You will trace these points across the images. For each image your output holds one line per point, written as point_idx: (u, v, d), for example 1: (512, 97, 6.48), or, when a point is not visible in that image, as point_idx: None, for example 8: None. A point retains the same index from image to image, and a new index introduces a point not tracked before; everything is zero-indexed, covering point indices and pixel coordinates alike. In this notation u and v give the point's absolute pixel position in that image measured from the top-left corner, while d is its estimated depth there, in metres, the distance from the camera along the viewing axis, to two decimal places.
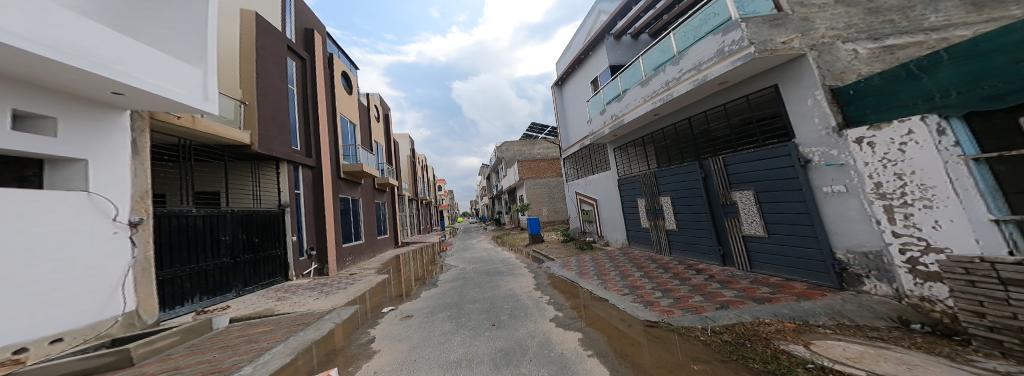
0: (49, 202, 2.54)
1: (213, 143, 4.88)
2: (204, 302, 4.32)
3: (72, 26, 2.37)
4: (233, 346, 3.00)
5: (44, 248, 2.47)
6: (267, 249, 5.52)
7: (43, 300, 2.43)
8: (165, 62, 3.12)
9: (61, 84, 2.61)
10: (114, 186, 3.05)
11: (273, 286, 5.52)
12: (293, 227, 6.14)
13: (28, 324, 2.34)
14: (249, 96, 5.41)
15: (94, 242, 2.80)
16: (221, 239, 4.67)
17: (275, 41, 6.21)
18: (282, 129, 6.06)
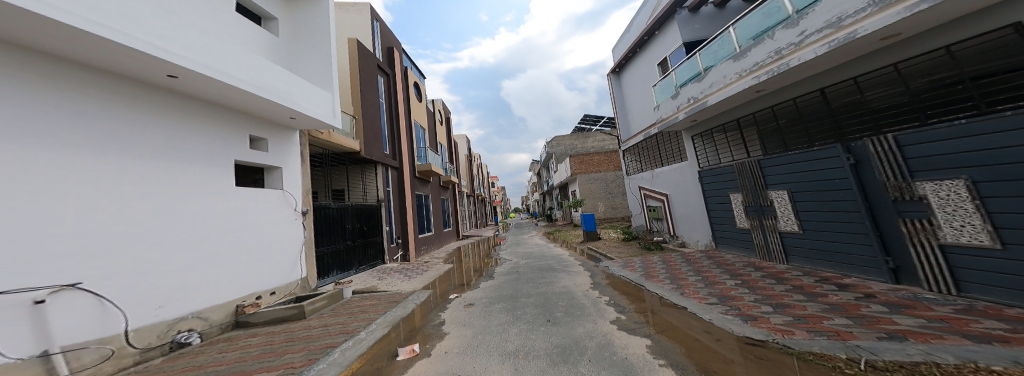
0: (263, 198, 3.86)
1: (342, 152, 6.33)
2: (339, 275, 5.65)
3: (276, 76, 3.63)
4: (355, 313, 3.83)
5: (259, 229, 3.77)
6: (373, 236, 6.81)
7: (258, 261, 3.71)
8: (309, 89, 4.18)
9: (263, 115, 3.91)
10: (292, 184, 4.38)
11: (376, 267, 6.76)
12: (386, 219, 7.30)
13: (249, 276, 3.57)
14: (356, 110, 6.68)
15: (282, 226, 4.12)
16: (348, 226, 5.99)
17: (369, 61, 7.41)
18: (376, 137, 7.23)
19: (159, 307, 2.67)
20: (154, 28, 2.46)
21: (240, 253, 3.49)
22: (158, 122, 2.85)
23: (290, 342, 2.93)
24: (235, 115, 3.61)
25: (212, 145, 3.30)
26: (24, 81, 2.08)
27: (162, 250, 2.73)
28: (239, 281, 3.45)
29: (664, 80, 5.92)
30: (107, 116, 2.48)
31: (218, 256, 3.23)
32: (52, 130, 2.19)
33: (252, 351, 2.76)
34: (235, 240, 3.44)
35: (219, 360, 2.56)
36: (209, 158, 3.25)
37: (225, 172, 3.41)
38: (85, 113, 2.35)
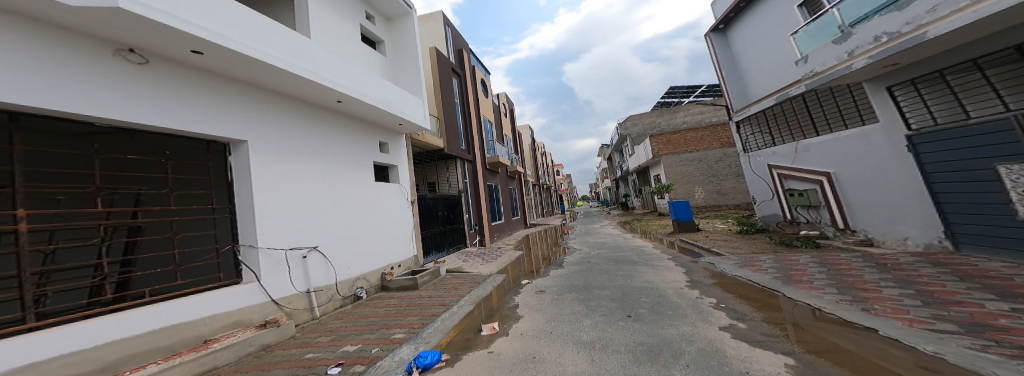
0: (388, 191, 5.17)
1: (436, 153, 7.55)
2: (436, 255, 6.60)
3: (393, 91, 4.76)
4: (452, 288, 4.61)
5: (387, 215, 5.05)
6: (457, 222, 7.62)
7: (388, 238, 5.01)
8: (406, 98, 5.15)
9: (384, 124, 5.20)
10: (403, 178, 5.70)
11: (461, 250, 7.54)
12: (466, 207, 8.01)
13: (380, 250, 4.76)
14: (439, 111, 7.50)
15: (398, 211, 5.41)
16: (439, 214, 6.92)
17: (444, 64, 8.08)
18: (453, 133, 7.89)
19: (349, 267, 4.10)
20: (299, 53, 3.21)
21: (376, 232, 4.71)
22: (336, 138, 4.24)
23: (407, 308, 3.85)
24: (365, 127, 4.89)
25: (354, 151, 4.56)
26: (288, 121, 3.53)
27: (316, 231, 3.66)
28: (377, 252, 4.69)
29: (823, 17, 4.29)
30: (306, 136, 3.77)
31: (365, 233, 4.49)
32: (298, 150, 3.60)
33: (386, 311, 3.76)
34: (375, 221, 4.75)
35: (376, 312, 3.66)
36: (357, 160, 4.56)
37: (359, 171, 4.57)
38: (294, 134, 3.60)
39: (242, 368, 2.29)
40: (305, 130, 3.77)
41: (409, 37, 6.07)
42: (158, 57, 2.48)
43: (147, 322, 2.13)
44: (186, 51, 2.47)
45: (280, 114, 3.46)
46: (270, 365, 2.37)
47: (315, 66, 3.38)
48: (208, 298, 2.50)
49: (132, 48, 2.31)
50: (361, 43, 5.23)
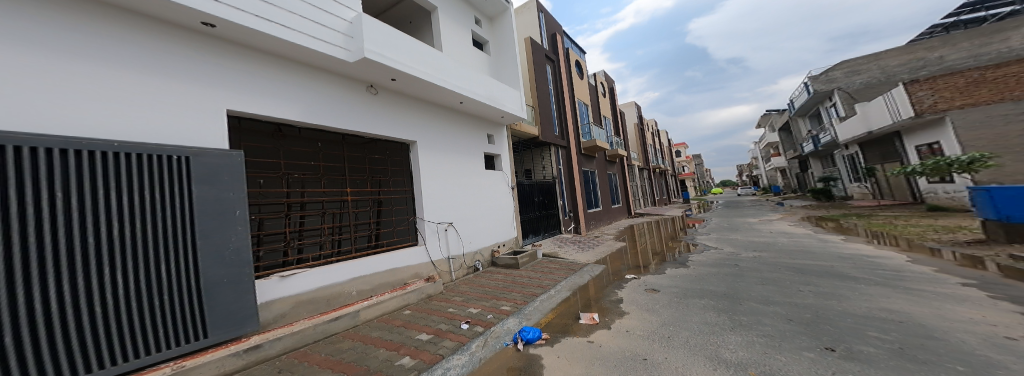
0: (494, 179, 5.65)
1: (533, 141, 7.75)
2: (533, 238, 6.82)
3: (494, 86, 5.06)
4: (550, 272, 4.70)
5: (494, 200, 5.58)
6: (552, 208, 7.67)
7: (497, 220, 5.58)
8: (507, 92, 5.41)
9: (490, 118, 5.62)
10: (506, 166, 6.11)
11: (557, 235, 7.56)
12: (561, 193, 7.95)
13: (489, 231, 5.33)
14: (534, 99, 7.59)
15: (503, 196, 5.87)
16: (535, 199, 7.08)
17: (538, 52, 8.06)
18: (548, 119, 7.88)
19: (471, 242, 4.88)
20: (417, 57, 3.66)
21: (485, 215, 5.27)
22: (465, 133, 5.12)
23: (513, 283, 4.17)
24: (476, 122, 5.43)
25: (469, 144, 5.17)
26: (436, 122, 4.55)
27: (448, 211, 4.48)
28: (486, 232, 5.28)
29: None
30: (433, 133, 4.46)
31: (478, 214, 5.09)
32: (441, 144, 4.57)
33: (499, 283, 4.18)
34: (486, 203, 5.35)
35: (487, 285, 4.13)
36: (472, 151, 5.19)
37: (468, 161, 5.08)
38: (431, 133, 4.42)
39: (418, 309, 3.28)
40: (436, 127, 4.55)
41: (506, 32, 6.25)
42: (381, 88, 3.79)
43: (383, 266, 3.47)
44: (389, 79, 3.59)
45: (422, 117, 4.32)
46: (427, 314, 3.14)
47: (442, 76, 4.00)
48: (406, 253, 3.75)
49: (372, 84, 3.63)
50: (470, 47, 5.73)
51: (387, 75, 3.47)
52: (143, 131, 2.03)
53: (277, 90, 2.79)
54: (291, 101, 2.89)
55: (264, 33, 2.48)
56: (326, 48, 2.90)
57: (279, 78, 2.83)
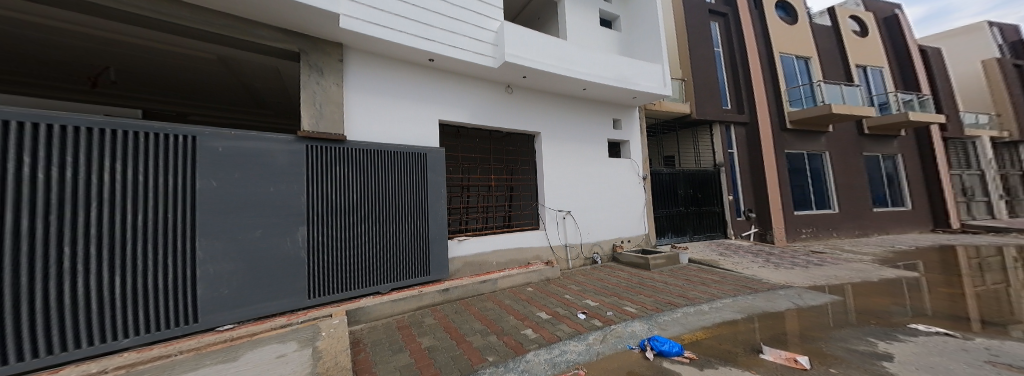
0: (620, 169, 5.10)
1: (677, 122, 6.47)
2: (676, 238, 5.81)
3: (629, 62, 4.42)
4: (703, 284, 3.72)
5: (620, 192, 5.06)
6: (709, 205, 6.17)
7: (622, 214, 5.05)
8: (644, 67, 4.62)
9: (618, 101, 5.04)
10: (637, 153, 5.31)
11: (715, 239, 6.10)
12: (728, 186, 6.25)
13: (612, 225, 4.92)
14: (684, 70, 6.28)
15: (632, 189, 5.17)
16: (681, 193, 5.91)
17: (699, 9, 6.55)
18: (713, 92, 6.35)
19: (589, 235, 4.69)
20: (540, 44, 3.71)
21: (609, 207, 4.87)
22: (592, 120, 4.90)
23: (635, 283, 3.66)
24: (601, 107, 5.02)
25: (592, 132, 4.87)
26: (565, 113, 4.64)
27: (569, 202, 4.51)
28: (610, 225, 4.90)
29: None
30: (560, 121, 4.55)
31: (599, 206, 4.78)
32: (567, 135, 4.62)
33: (623, 281, 3.75)
34: (613, 193, 4.95)
35: (608, 280, 3.80)
36: (596, 138, 4.90)
37: (594, 148, 4.84)
38: (552, 123, 4.48)
39: (538, 288, 3.54)
40: (562, 115, 4.60)
41: None
42: (516, 87, 4.24)
43: (514, 243, 4.05)
44: (524, 77, 3.94)
45: (544, 109, 4.44)
46: (547, 295, 3.29)
47: (564, 65, 3.90)
48: (533, 235, 4.20)
49: (509, 84, 4.12)
50: (602, 25, 5.18)
51: (519, 74, 3.84)
52: (418, 138, 3.40)
53: (457, 101, 3.72)
54: (463, 108, 3.76)
55: (461, 60, 3.40)
56: (479, 59, 3.51)
57: (474, 99, 3.86)
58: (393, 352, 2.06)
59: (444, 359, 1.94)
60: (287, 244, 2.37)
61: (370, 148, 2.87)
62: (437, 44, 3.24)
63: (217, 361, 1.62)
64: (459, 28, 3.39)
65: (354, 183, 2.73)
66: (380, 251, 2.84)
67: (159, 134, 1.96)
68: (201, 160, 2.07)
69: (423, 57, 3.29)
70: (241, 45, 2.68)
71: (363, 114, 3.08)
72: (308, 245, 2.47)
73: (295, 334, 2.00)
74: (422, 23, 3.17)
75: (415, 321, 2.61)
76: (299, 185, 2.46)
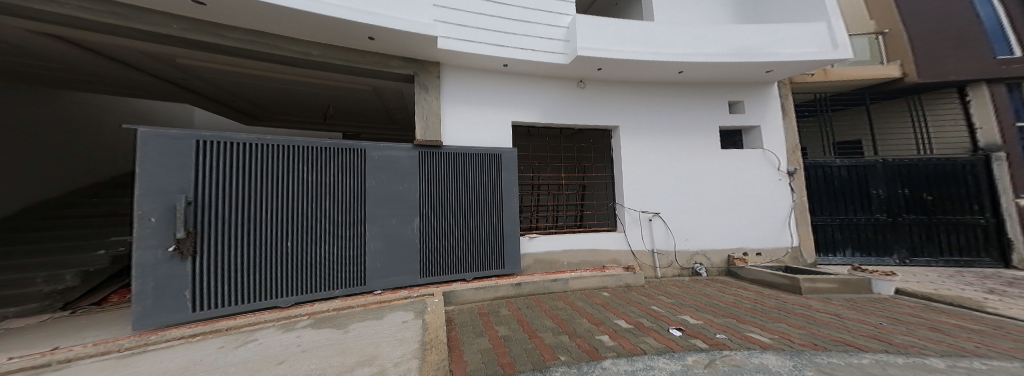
0: (748, 158, 4.85)
1: (862, 87, 5.07)
2: (859, 258, 4.70)
3: (750, 34, 4.23)
4: (897, 319, 2.82)
5: (747, 188, 4.83)
6: (960, 214, 4.43)
7: (740, 214, 4.79)
8: (773, 30, 4.27)
9: (748, 79, 4.87)
10: (775, 141, 4.88)
11: (973, 267, 4.34)
12: (1017, 183, 4.26)
13: (723, 225, 4.78)
14: (885, 18, 4.97)
15: (758, 186, 4.82)
16: (875, 193, 4.66)
17: None
18: (959, 41, 4.62)
19: (686, 239, 4.75)
20: (626, 36, 4.09)
21: (721, 204, 4.78)
22: (699, 109, 4.94)
23: (757, 305, 3.44)
24: (705, 93, 4.98)
25: (698, 122, 4.91)
26: (662, 106, 4.87)
27: (661, 197, 4.73)
28: (732, 233, 4.78)
29: None
30: (654, 108, 4.88)
31: (712, 208, 4.79)
32: (661, 127, 4.84)
33: (742, 304, 3.51)
34: (736, 194, 4.79)
35: (706, 299, 3.75)
36: (705, 127, 4.90)
37: (705, 137, 4.90)
38: (648, 115, 4.84)
39: (614, 293, 3.94)
40: (641, 104, 4.88)
41: None
42: (588, 81, 4.77)
43: (588, 245, 4.54)
44: (598, 69, 4.38)
45: (631, 96, 4.86)
46: (626, 303, 3.65)
47: (660, 47, 4.15)
48: (605, 237, 4.59)
49: (581, 80, 4.72)
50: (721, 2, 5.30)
51: (596, 66, 4.29)
52: (491, 137, 4.24)
53: (527, 103, 4.50)
54: (533, 109, 4.53)
55: (531, 59, 4.08)
56: (552, 59, 4.15)
57: (533, 100, 4.54)
58: (476, 335, 2.77)
59: (519, 351, 2.41)
60: (409, 230, 3.47)
61: (455, 150, 3.86)
62: (522, 51, 4.05)
63: (375, 315, 2.80)
64: (534, 33, 4.12)
65: (448, 187, 3.74)
66: (472, 240, 3.83)
67: (353, 150, 3.28)
68: (380, 167, 3.39)
69: (498, 63, 4.10)
70: (381, 74, 4.01)
71: (455, 122, 4.06)
72: (424, 229, 3.56)
73: (413, 306, 3.07)
74: (503, 33, 4.00)
75: (493, 310, 3.39)
76: (416, 184, 3.55)
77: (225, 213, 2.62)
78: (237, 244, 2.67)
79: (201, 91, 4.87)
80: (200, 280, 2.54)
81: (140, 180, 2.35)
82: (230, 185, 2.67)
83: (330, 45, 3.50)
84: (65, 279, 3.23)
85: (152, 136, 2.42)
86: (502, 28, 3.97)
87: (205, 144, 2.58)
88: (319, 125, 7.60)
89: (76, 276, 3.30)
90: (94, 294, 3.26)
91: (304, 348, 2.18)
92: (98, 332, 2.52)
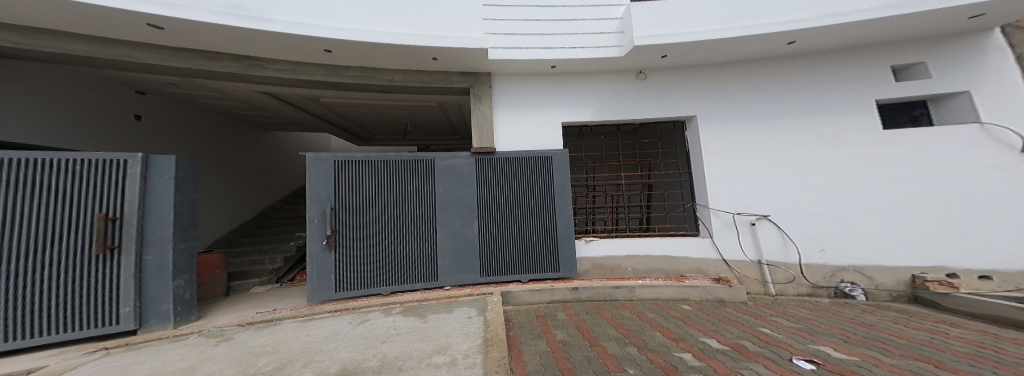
0: (936, 141, 4.30)
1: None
2: None
3: None
4: None
5: (941, 183, 4.27)
6: None
7: (971, 215, 4.19)
8: None
9: (959, 27, 4.22)
10: (996, 114, 4.22)
11: None
12: None
13: (933, 232, 4.28)
14: None
15: (988, 174, 4.17)
16: None
17: None
18: None
19: (823, 250, 4.53)
20: (719, 16, 4.24)
21: (946, 196, 4.24)
22: (824, 88, 4.70)
23: (984, 351, 2.82)
24: (862, 60, 4.66)
25: (813, 104, 4.70)
26: (772, 91, 4.82)
27: (773, 194, 4.65)
28: (971, 244, 4.19)
29: None
30: (809, 79, 4.75)
31: (858, 199, 4.47)
32: (788, 116, 4.75)
33: (957, 347, 2.90)
34: (926, 184, 4.31)
35: (829, 324, 3.59)
36: (827, 110, 4.65)
37: (872, 116, 4.55)
38: (723, 101, 4.92)
39: (696, 308, 4.10)
40: (812, 74, 4.75)
41: None
42: (648, 71, 5.14)
43: (657, 251, 4.87)
44: (662, 56, 4.69)
45: (710, 76, 5.00)
46: (718, 320, 3.70)
47: (758, 16, 4.15)
48: (681, 243, 4.86)
49: (641, 71, 5.12)
50: None
51: (660, 54, 4.60)
52: (548, 140, 5.12)
53: (586, 100, 5.21)
54: (588, 109, 5.19)
55: (586, 58, 4.74)
56: (606, 52, 4.74)
57: (609, 101, 5.18)
58: (534, 337, 3.28)
59: (580, 357, 2.75)
60: (470, 229, 4.62)
61: (508, 155, 4.83)
62: (582, 51, 4.76)
63: (447, 310, 3.75)
64: (587, 41, 4.80)
65: (500, 193, 4.75)
66: (517, 241, 4.75)
67: (431, 167, 4.62)
68: (448, 180, 4.63)
69: (546, 65, 4.93)
70: (446, 90, 5.34)
71: (520, 130, 5.10)
72: (475, 230, 4.64)
73: (476, 302, 4.03)
74: (544, 35, 4.81)
75: (550, 313, 4.02)
76: (474, 189, 4.68)
77: (348, 218, 4.21)
78: (357, 240, 4.25)
79: (324, 115, 7.01)
80: (339, 265, 4.16)
81: (310, 196, 4.09)
82: (362, 198, 4.30)
83: (413, 70, 4.97)
84: (275, 262, 6.03)
85: (315, 160, 4.17)
86: (547, 32, 4.80)
87: (339, 162, 4.25)
88: (406, 141, 10.37)
89: (281, 260, 6.08)
90: (288, 273, 5.95)
91: (397, 333, 3.20)
92: (292, 300, 4.64)
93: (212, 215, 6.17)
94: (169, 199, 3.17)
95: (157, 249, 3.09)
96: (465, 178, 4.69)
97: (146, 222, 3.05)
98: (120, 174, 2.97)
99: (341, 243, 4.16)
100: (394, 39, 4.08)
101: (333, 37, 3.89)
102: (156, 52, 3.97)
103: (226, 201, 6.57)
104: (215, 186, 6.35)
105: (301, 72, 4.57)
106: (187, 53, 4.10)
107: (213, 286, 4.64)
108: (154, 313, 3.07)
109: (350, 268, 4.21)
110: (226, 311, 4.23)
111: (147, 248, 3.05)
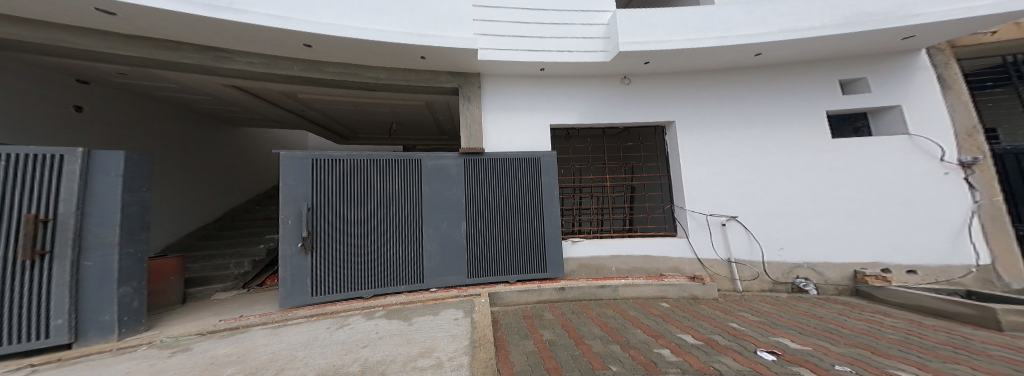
0: (878, 151, 4.85)
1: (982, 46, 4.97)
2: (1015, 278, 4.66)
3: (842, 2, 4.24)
4: (964, 348, 2.91)
5: (883, 190, 4.80)
6: None
7: (904, 218, 4.74)
8: None
9: (895, 47, 4.77)
10: (925, 128, 4.80)
11: None
12: None
13: (879, 233, 4.79)
14: None
15: (922, 181, 4.73)
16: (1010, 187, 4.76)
17: None
18: None
19: (782, 249, 4.97)
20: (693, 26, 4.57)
21: (889, 201, 4.78)
22: (781, 99, 5.16)
23: (910, 337, 3.22)
24: (818, 73, 5.15)
25: (775, 112, 5.14)
26: (738, 101, 5.24)
27: (740, 197, 5.05)
28: (906, 243, 4.72)
29: None
30: (773, 89, 5.19)
31: (814, 200, 4.91)
32: (751, 125, 5.17)
33: (889, 334, 3.30)
34: (869, 187, 4.83)
35: (788, 317, 3.95)
36: (786, 121, 5.11)
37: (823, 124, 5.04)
38: (697, 106, 5.29)
39: (676, 307, 4.36)
40: (774, 83, 5.20)
41: None
42: (633, 76, 5.42)
43: (638, 251, 5.15)
44: (642, 63, 4.97)
45: (688, 83, 5.35)
46: (696, 318, 3.97)
47: (729, 29, 4.50)
48: (661, 243, 5.16)
49: (626, 76, 5.41)
50: None
51: (642, 60, 4.88)
52: (535, 142, 5.29)
53: (573, 103, 5.43)
54: (574, 112, 5.41)
55: (573, 61, 4.95)
56: (593, 57, 4.96)
57: (592, 106, 5.42)
58: (521, 338, 3.40)
59: (566, 356, 2.89)
60: (453, 229, 4.68)
61: (492, 157, 4.93)
62: (570, 56, 4.96)
63: (432, 312, 3.80)
64: (575, 45, 5.00)
65: (484, 194, 4.84)
66: (502, 241, 4.86)
67: (417, 167, 4.67)
68: (432, 181, 4.67)
69: (536, 68, 5.12)
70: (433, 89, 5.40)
71: (506, 130, 5.24)
72: (460, 230, 4.71)
73: (459, 303, 4.11)
74: (534, 39, 4.97)
75: (537, 313, 4.17)
76: (460, 190, 4.75)
77: (327, 219, 4.16)
78: (334, 241, 4.19)
79: (302, 111, 6.83)
80: (315, 267, 4.09)
81: (283, 196, 4.01)
82: (342, 198, 4.26)
83: (401, 70, 5.00)
84: (245, 266, 5.80)
85: (290, 159, 4.08)
86: (539, 34, 4.97)
87: (317, 161, 4.19)
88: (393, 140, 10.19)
89: (249, 264, 5.82)
90: (259, 278, 5.75)
91: (380, 336, 3.22)
92: (267, 305, 4.53)
93: (167, 218, 5.83)
94: (113, 200, 2.96)
95: (99, 254, 2.89)
96: (450, 179, 4.75)
97: (86, 224, 2.84)
98: (55, 171, 2.77)
99: (318, 244, 4.10)
100: (379, 36, 4.10)
101: (314, 32, 3.84)
102: (107, 41, 3.78)
103: (184, 203, 6.21)
104: (171, 187, 5.98)
105: (275, 67, 4.46)
106: (146, 43, 3.93)
107: (166, 294, 4.39)
108: (95, 325, 2.86)
109: (328, 271, 4.15)
110: (187, 319, 4.06)
111: (88, 254, 2.85)
